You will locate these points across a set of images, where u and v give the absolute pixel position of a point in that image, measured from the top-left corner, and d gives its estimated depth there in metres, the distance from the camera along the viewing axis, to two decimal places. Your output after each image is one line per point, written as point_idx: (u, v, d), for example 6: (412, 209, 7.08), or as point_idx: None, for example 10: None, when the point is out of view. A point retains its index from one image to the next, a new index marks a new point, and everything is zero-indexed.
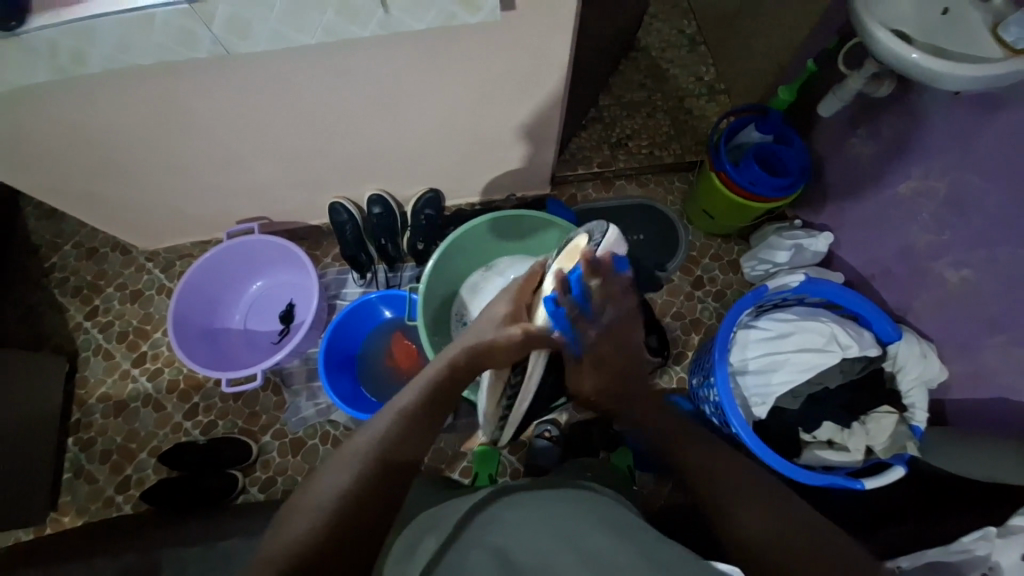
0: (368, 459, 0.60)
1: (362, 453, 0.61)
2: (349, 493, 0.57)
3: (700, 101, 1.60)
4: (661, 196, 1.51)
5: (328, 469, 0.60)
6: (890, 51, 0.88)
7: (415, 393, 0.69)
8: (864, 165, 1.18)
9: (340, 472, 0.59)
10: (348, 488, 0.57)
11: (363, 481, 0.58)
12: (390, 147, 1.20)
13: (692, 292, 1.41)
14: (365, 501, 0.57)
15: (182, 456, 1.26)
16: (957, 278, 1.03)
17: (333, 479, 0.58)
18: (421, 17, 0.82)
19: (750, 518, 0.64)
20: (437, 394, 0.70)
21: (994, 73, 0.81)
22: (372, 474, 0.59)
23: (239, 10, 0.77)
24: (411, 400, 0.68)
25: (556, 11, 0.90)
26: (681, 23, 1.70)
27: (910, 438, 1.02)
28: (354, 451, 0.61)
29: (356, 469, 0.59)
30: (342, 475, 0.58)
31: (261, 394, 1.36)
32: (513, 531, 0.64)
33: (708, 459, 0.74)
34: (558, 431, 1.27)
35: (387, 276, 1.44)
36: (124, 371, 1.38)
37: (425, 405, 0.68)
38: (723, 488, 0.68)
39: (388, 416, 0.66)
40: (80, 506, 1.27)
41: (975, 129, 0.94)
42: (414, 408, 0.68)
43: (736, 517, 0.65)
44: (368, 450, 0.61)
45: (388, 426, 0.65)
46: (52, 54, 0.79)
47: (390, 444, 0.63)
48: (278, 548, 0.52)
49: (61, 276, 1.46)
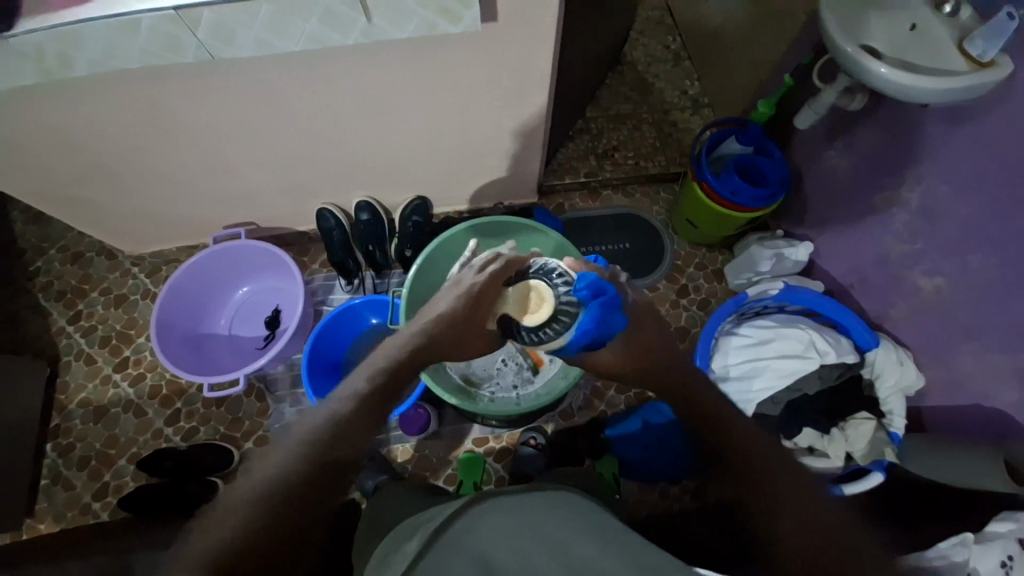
0: (298, 455, 0.63)
1: (294, 449, 0.64)
2: (276, 490, 0.61)
3: (685, 114, 1.63)
4: (646, 206, 1.53)
5: (262, 461, 0.64)
6: (859, 65, 0.91)
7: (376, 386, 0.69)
8: (841, 176, 1.21)
9: (270, 466, 0.62)
10: (277, 484, 0.61)
11: None
12: (377, 154, 1.21)
13: (677, 300, 1.43)
14: (291, 499, 0.61)
15: (162, 462, 1.25)
16: (931, 286, 1.05)
17: (264, 471, 0.62)
18: (403, 27, 0.84)
19: (789, 526, 0.58)
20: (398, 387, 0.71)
21: (955, 87, 0.83)
22: (302, 471, 0.62)
23: (225, 17, 0.78)
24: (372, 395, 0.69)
25: (537, 22, 0.93)
26: (666, 39, 1.74)
27: (888, 444, 1.03)
28: (286, 446, 0.64)
29: (284, 465, 0.62)
30: (270, 469, 0.62)
31: (244, 399, 1.35)
32: (487, 531, 0.65)
33: (740, 444, 0.66)
34: (545, 439, 1.25)
35: (374, 283, 1.45)
36: (106, 376, 1.37)
37: (368, 397, 0.69)
38: (757, 485, 0.62)
39: (326, 410, 0.68)
40: (56, 513, 1.25)
41: (943, 141, 0.97)
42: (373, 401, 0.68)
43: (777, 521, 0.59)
44: (302, 446, 0.64)
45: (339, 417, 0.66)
46: (38, 58, 0.80)
47: (323, 440, 0.65)
48: (209, 546, 0.57)
49: (45, 280, 1.45)
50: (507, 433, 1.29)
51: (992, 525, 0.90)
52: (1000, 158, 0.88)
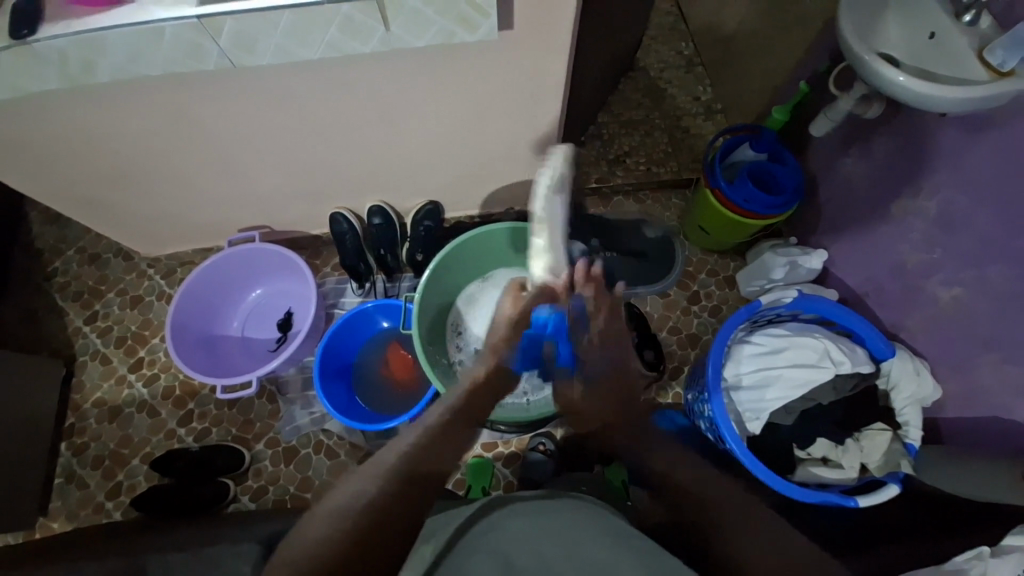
0: (390, 468, 0.67)
1: (385, 465, 0.68)
2: (368, 502, 0.64)
3: (697, 120, 1.63)
4: (658, 212, 1.52)
5: (349, 479, 0.67)
6: (872, 68, 0.91)
7: (439, 409, 0.77)
8: (856, 184, 1.20)
9: (362, 482, 0.66)
10: (366, 498, 0.64)
11: (391, 490, 0.65)
12: (391, 159, 1.22)
13: (688, 307, 1.42)
14: (382, 513, 0.63)
15: (175, 463, 1.26)
16: (948, 296, 1.04)
17: (352, 488, 0.65)
18: (421, 35, 0.85)
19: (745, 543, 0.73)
20: (461, 411, 0.77)
21: (967, 94, 0.83)
22: (391, 484, 0.66)
23: (247, 26, 0.79)
24: (438, 416, 0.75)
25: (553, 31, 0.93)
26: (679, 45, 1.74)
27: (904, 456, 1.02)
28: (377, 463, 0.68)
29: (375, 480, 0.66)
30: (361, 485, 0.65)
31: (255, 401, 1.36)
32: (509, 532, 0.66)
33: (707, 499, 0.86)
34: (553, 444, 1.25)
35: (386, 286, 1.46)
36: (120, 376, 1.38)
37: (448, 420, 0.75)
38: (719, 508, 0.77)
39: (414, 429, 0.73)
40: (70, 512, 1.26)
41: (964, 149, 0.95)
42: (437, 422, 0.74)
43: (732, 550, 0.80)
44: (394, 460, 0.68)
45: (412, 439, 0.71)
46: (62, 63, 0.81)
47: (413, 453, 0.69)
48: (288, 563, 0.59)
49: (63, 281, 1.47)
50: (516, 438, 1.29)
51: (1008, 539, 0.88)
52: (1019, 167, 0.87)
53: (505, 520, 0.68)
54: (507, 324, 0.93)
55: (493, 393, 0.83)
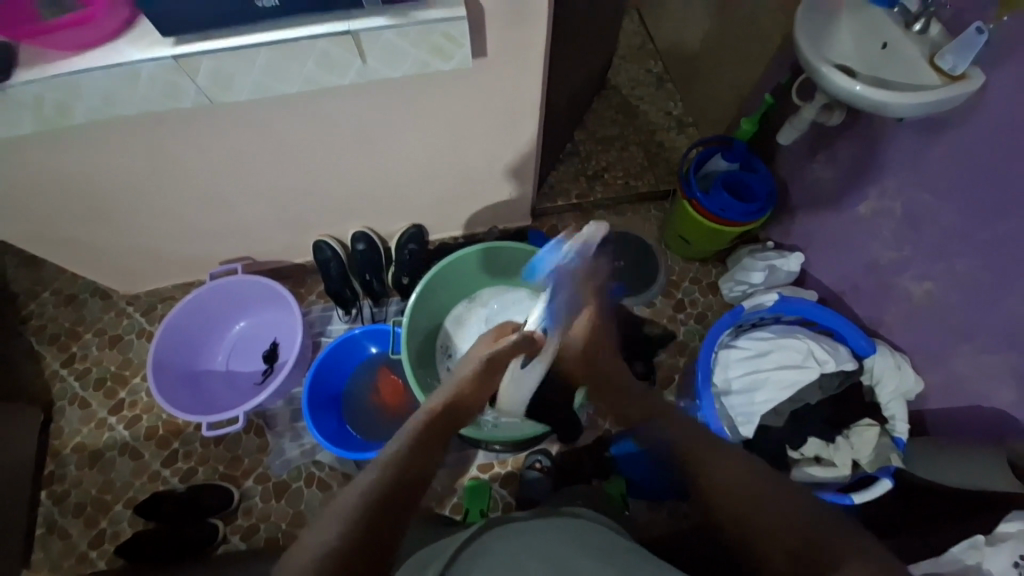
0: (356, 508, 0.61)
1: (351, 505, 0.62)
2: (339, 549, 0.58)
3: (670, 134, 1.68)
4: (638, 224, 1.56)
5: (317, 526, 0.61)
6: (825, 77, 0.96)
7: (400, 438, 0.72)
8: (826, 188, 1.24)
9: (329, 528, 0.60)
10: (335, 546, 0.58)
11: (355, 531, 0.60)
12: (372, 186, 1.23)
13: (674, 315, 1.44)
14: (353, 562, 0.57)
15: (160, 506, 1.22)
16: (921, 291, 1.08)
17: (321, 534, 0.59)
18: (397, 66, 0.87)
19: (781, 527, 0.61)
20: (425, 436, 0.73)
21: (913, 100, 0.88)
22: (360, 524, 0.60)
23: (224, 65, 0.81)
24: (399, 446, 0.70)
25: (525, 56, 0.96)
26: (648, 63, 1.80)
27: (893, 449, 1.04)
28: (342, 505, 0.62)
29: (343, 524, 0.60)
30: (329, 531, 0.59)
31: (243, 436, 1.33)
32: (493, 555, 0.64)
33: (712, 452, 0.70)
34: (550, 462, 1.24)
35: (372, 311, 1.45)
36: (100, 420, 1.34)
37: (409, 450, 0.70)
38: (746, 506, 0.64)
39: (373, 467, 0.67)
40: (51, 564, 1.21)
41: (923, 150, 1.00)
42: (401, 453, 0.69)
43: (755, 519, 0.62)
44: (361, 496, 0.63)
45: (375, 475, 0.66)
46: (37, 107, 0.81)
47: (381, 493, 0.64)
48: None
49: (38, 324, 1.43)
50: (511, 457, 1.28)
51: (1000, 526, 0.90)
52: (976, 166, 0.92)
53: (493, 547, 0.66)
54: (483, 364, 0.88)
55: (457, 420, 0.79)
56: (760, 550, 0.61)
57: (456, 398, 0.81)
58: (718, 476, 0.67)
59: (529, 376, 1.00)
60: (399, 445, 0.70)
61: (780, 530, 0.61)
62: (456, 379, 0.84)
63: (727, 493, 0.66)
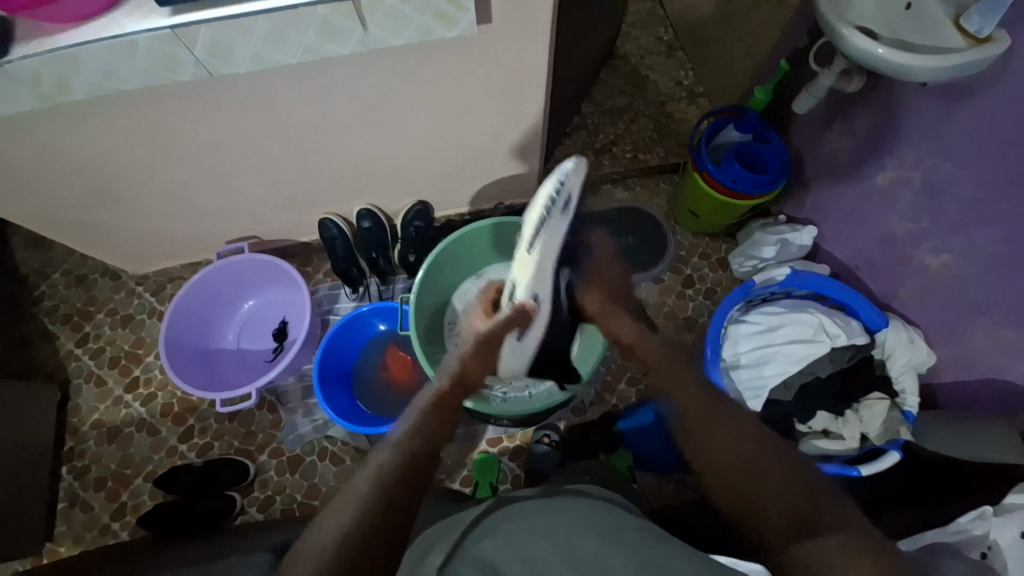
0: (371, 491, 0.63)
1: (363, 490, 0.63)
2: (354, 533, 0.60)
3: (681, 105, 1.63)
4: (648, 198, 1.53)
5: (332, 510, 0.62)
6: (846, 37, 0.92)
7: (408, 420, 0.71)
8: (841, 159, 1.21)
9: (343, 510, 0.61)
10: (350, 527, 0.60)
11: (367, 515, 0.61)
12: (377, 161, 1.21)
13: (683, 291, 1.43)
14: (370, 541, 0.60)
15: (178, 479, 1.25)
16: (937, 264, 1.06)
17: (336, 518, 0.61)
18: (400, 33, 0.84)
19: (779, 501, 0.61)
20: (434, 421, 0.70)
21: (934, 63, 0.85)
22: (375, 507, 0.61)
23: (222, 34, 0.78)
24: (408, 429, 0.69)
25: (531, 24, 0.93)
26: (659, 30, 1.73)
27: (903, 422, 1.03)
28: (357, 486, 0.64)
29: (359, 505, 0.62)
30: (345, 513, 0.61)
31: (256, 413, 1.35)
32: (500, 534, 0.65)
33: (722, 427, 0.67)
34: (559, 436, 1.26)
35: (380, 289, 1.45)
36: (116, 397, 1.37)
37: (418, 433, 0.68)
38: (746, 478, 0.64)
39: (384, 449, 0.67)
40: (76, 536, 1.25)
41: (944, 118, 0.97)
42: (409, 436, 0.68)
43: (760, 500, 0.62)
44: (372, 479, 0.64)
45: (386, 457, 0.66)
46: (35, 82, 0.80)
47: (392, 473, 0.64)
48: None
49: (50, 305, 1.45)
50: (520, 433, 1.29)
51: (1010, 497, 0.90)
52: (1000, 134, 0.88)
53: (500, 524, 0.67)
54: (477, 339, 0.81)
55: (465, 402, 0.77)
56: (758, 523, 0.62)
57: (465, 377, 0.77)
58: (716, 441, 0.67)
59: (524, 347, 0.94)
60: (411, 423, 0.70)
61: (782, 504, 0.61)
62: (457, 357, 0.79)
63: (723, 458, 0.66)
